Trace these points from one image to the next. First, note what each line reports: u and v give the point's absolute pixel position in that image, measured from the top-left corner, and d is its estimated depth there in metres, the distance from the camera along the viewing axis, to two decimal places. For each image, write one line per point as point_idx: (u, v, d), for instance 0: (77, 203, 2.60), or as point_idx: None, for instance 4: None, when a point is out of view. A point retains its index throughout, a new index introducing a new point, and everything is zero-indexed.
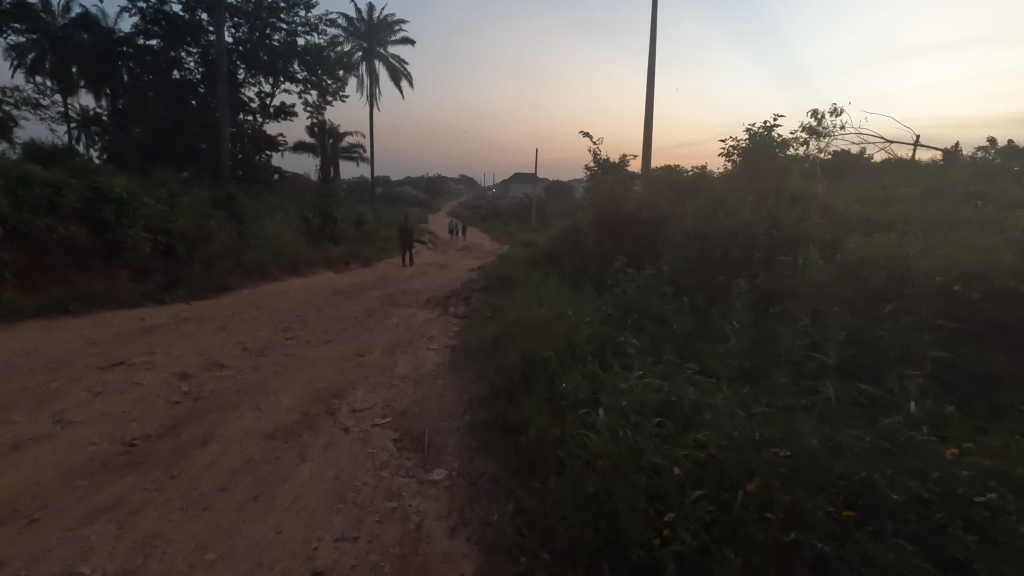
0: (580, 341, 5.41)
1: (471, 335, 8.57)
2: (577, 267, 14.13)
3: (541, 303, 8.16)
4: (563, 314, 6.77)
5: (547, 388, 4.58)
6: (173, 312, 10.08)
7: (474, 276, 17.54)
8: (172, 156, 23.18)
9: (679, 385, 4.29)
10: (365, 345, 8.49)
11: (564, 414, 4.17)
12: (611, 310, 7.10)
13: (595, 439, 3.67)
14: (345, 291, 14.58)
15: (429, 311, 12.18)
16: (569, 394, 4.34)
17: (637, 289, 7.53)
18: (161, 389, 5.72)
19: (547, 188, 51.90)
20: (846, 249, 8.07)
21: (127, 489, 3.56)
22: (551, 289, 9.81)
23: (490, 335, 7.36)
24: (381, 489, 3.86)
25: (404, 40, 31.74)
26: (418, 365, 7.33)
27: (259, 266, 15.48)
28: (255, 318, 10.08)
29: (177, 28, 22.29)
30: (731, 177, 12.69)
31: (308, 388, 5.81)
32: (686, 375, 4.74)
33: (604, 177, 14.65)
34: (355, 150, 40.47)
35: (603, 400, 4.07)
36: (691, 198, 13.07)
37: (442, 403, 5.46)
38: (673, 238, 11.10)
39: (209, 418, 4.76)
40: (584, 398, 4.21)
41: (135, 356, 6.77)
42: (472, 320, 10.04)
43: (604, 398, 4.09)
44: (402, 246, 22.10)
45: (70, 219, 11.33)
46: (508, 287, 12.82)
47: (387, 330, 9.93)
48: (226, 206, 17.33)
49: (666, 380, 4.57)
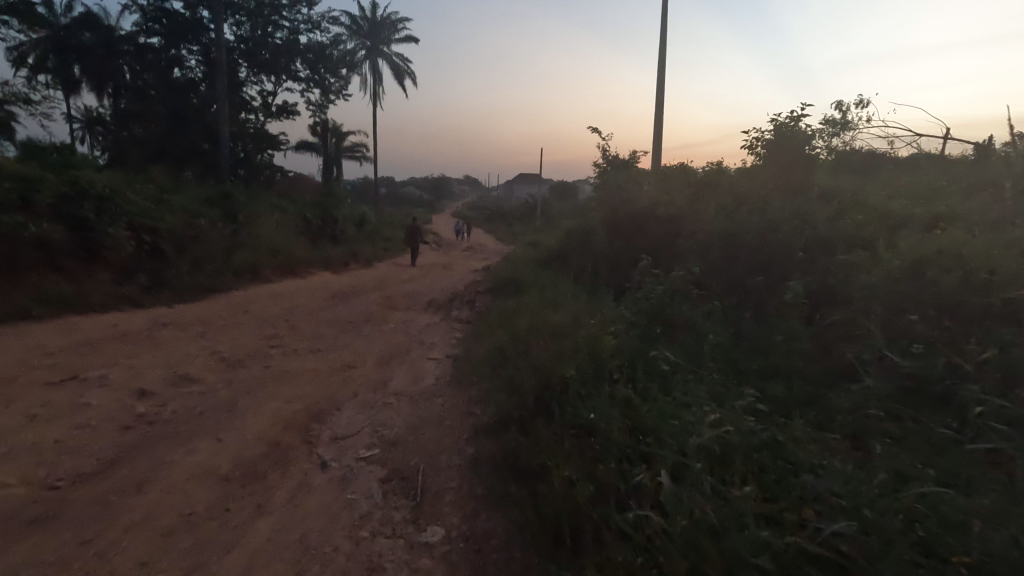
0: (607, 359, 4.56)
1: (477, 344, 7.72)
2: (588, 269, 13.29)
3: (553, 309, 7.30)
4: (580, 323, 5.91)
5: (580, 416, 3.73)
6: (152, 315, 9.28)
7: (479, 278, 16.72)
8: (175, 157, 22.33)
9: (742, 423, 3.45)
10: (357, 355, 7.64)
11: (598, 462, 3.31)
12: (634, 318, 6.25)
13: (659, 512, 2.83)
14: (342, 293, 13.75)
15: (430, 316, 11.33)
16: (603, 435, 3.48)
17: (662, 292, 6.65)
18: (111, 410, 4.89)
19: (553, 189, 51.11)
20: (896, 250, 7.20)
21: (20, 562, 2.74)
22: (564, 293, 8.96)
23: (497, 345, 6.51)
24: (357, 558, 3.02)
25: (407, 38, 30.96)
26: (416, 378, 6.48)
27: (253, 266, 14.71)
28: (241, 324, 9.26)
29: (178, 25, 21.57)
30: (754, 172, 11.78)
31: (283, 409, 4.95)
32: (747, 403, 3.91)
33: (618, 174, 13.79)
34: (357, 150, 39.75)
35: (659, 454, 3.20)
36: (711, 195, 12.19)
37: (441, 429, 4.61)
38: (695, 238, 10.23)
39: (155, 453, 3.92)
40: (627, 444, 3.36)
41: (93, 369, 5.96)
42: (477, 326, 9.20)
43: (659, 452, 3.22)
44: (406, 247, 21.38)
45: (45, 217, 10.57)
46: (516, 290, 11.97)
47: (384, 337, 9.10)
48: (219, 205, 16.55)
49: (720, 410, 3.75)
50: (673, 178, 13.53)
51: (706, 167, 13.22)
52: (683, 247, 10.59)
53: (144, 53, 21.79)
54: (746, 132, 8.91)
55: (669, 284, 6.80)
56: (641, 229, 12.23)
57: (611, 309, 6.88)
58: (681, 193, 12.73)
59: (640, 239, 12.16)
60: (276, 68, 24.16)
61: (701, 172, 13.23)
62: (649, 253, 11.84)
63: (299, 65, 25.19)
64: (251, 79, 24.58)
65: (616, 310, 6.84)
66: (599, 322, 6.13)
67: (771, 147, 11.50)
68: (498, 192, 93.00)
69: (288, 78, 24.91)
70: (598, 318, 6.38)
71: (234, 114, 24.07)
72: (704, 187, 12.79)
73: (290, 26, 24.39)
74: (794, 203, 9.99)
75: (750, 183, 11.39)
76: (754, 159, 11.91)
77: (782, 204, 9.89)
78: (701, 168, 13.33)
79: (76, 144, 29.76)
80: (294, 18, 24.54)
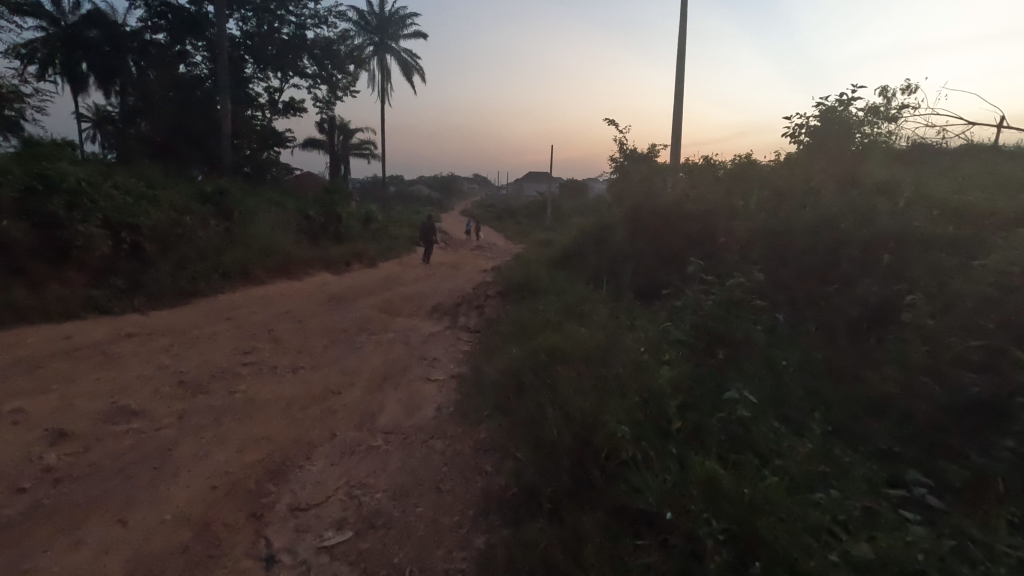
0: (668, 407, 3.40)
1: (487, 365, 6.47)
2: (609, 271, 12.03)
3: (576, 324, 6.06)
4: (619, 343, 4.66)
5: (655, 502, 2.60)
6: (117, 325, 8.16)
7: (488, 279, 15.51)
8: (181, 155, 21.28)
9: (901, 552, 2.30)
10: (344, 375, 6.47)
11: None
12: (684, 338, 5.03)
13: None
14: (340, 297, 12.60)
15: (434, 324, 10.11)
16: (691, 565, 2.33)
17: (714, 302, 5.38)
18: (9, 461, 3.75)
19: (565, 186, 49.73)
20: (993, 254, 5.91)
21: None
22: (587, 302, 7.70)
23: (514, 371, 5.28)
24: None
25: (416, 32, 29.80)
26: (412, 409, 5.28)
27: (244, 267, 13.57)
28: (218, 335, 8.10)
29: (183, 20, 20.57)
30: (793, 164, 10.43)
31: (232, 461, 3.79)
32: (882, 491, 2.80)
33: (641, 165, 12.47)
34: (364, 147, 38.65)
35: None
36: (747, 189, 10.90)
37: (439, 495, 3.44)
38: (737, 236, 8.90)
39: (28, 543, 2.80)
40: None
41: (14, 398, 4.86)
42: (488, 339, 7.95)
43: None
44: (425, 245, 20.80)
45: (8, 214, 9.53)
46: (531, 296, 10.74)
47: (380, 350, 7.89)
48: (213, 201, 15.48)
49: (850, 512, 2.60)
50: (703, 171, 12.19)
51: (733, 159, 11.91)
52: (722, 247, 9.27)
53: (148, 49, 20.78)
54: (790, 117, 7.80)
55: (722, 292, 5.52)
56: (669, 227, 10.93)
57: (650, 325, 5.63)
58: (713, 187, 11.40)
59: (668, 238, 10.82)
60: (282, 63, 23.05)
61: (730, 164, 11.87)
62: (680, 253, 10.53)
63: (306, 61, 24.13)
64: (257, 76, 23.46)
65: (657, 327, 5.57)
66: (642, 340, 4.89)
67: (816, 134, 10.20)
68: (508, 189, 91.54)
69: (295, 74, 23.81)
70: (637, 337, 5.12)
71: (238, 110, 22.98)
72: (737, 180, 11.43)
73: (297, 21, 23.31)
74: (850, 196, 8.69)
75: (794, 175, 10.06)
76: (797, 149, 10.59)
77: (839, 196, 8.54)
78: (727, 162, 12.01)
79: (86, 143, 29.14)
80: (301, 12, 23.49)
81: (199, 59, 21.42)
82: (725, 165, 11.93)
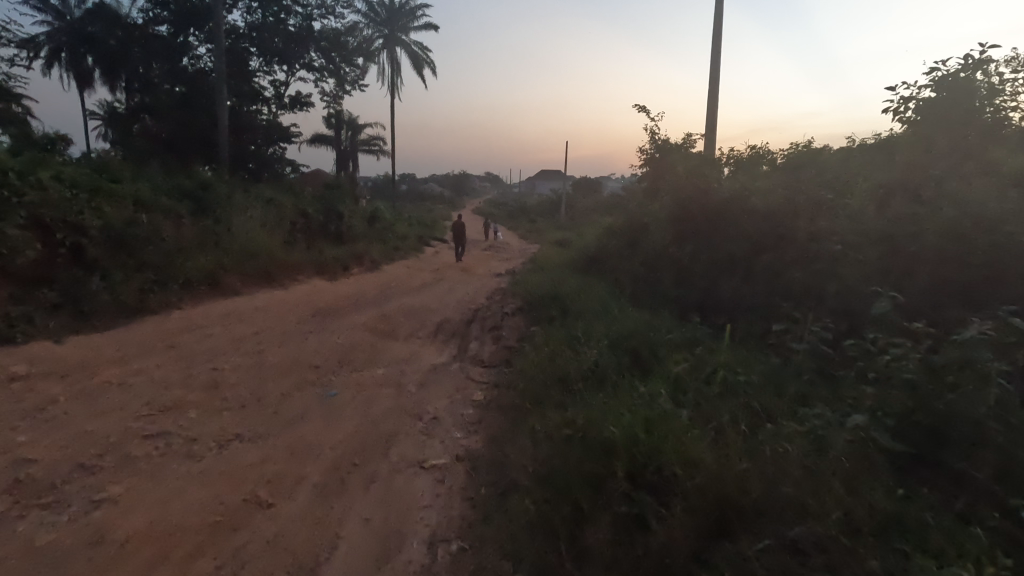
0: None
1: (510, 446, 4.23)
2: (653, 284, 9.65)
3: (657, 393, 3.78)
4: (783, 489, 2.47)
5: None
6: (5, 360, 5.99)
7: (506, 288, 13.20)
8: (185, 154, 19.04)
9: None
10: (296, 455, 4.26)
11: None
12: (883, 458, 2.78)
13: None
14: (327, 311, 10.39)
15: (438, 352, 7.86)
16: None
17: (911, 376, 3.12)
18: None
19: (581, 184, 47.09)
20: None
21: None
22: (650, 340, 5.39)
23: (561, 493, 3.08)
24: None
25: (428, 25, 27.62)
26: (388, 553, 3.10)
27: (214, 274, 11.40)
28: (140, 375, 5.92)
29: (186, 10, 18.29)
30: (880, 145, 7.74)
31: None
32: None
33: (690, 154, 10.07)
34: (374, 143, 36.50)
35: None
36: (822, 172, 8.22)
37: None
38: (843, 238, 6.42)
39: None
40: None
41: None
42: (510, 389, 5.64)
43: None
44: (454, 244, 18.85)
45: None
46: (561, 316, 8.46)
47: (359, 401, 5.66)
48: (194, 201, 13.34)
49: None
50: (758, 161, 9.53)
51: (791, 148, 9.28)
52: (811, 250, 6.84)
53: (151, 41, 18.50)
54: None
55: (916, 355, 3.25)
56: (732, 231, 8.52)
57: (786, 414, 3.39)
58: (777, 177, 8.66)
59: None
60: (288, 56, 20.89)
61: (786, 154, 9.23)
62: None
63: (313, 55, 21.94)
64: (263, 70, 21.30)
65: (801, 415, 3.32)
66: (819, 465, 2.68)
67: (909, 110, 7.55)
68: (520, 186, 89.08)
69: (300, 67, 21.63)
70: (792, 446, 2.88)
71: (241, 104, 20.69)
72: (804, 168, 8.52)
73: (304, 11, 21.15)
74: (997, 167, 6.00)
75: (885, 151, 7.43)
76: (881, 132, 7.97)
77: (980, 174, 5.95)
78: (781, 151, 9.40)
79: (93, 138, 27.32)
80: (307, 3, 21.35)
81: (204, 52, 19.22)
82: (783, 153, 9.28)
